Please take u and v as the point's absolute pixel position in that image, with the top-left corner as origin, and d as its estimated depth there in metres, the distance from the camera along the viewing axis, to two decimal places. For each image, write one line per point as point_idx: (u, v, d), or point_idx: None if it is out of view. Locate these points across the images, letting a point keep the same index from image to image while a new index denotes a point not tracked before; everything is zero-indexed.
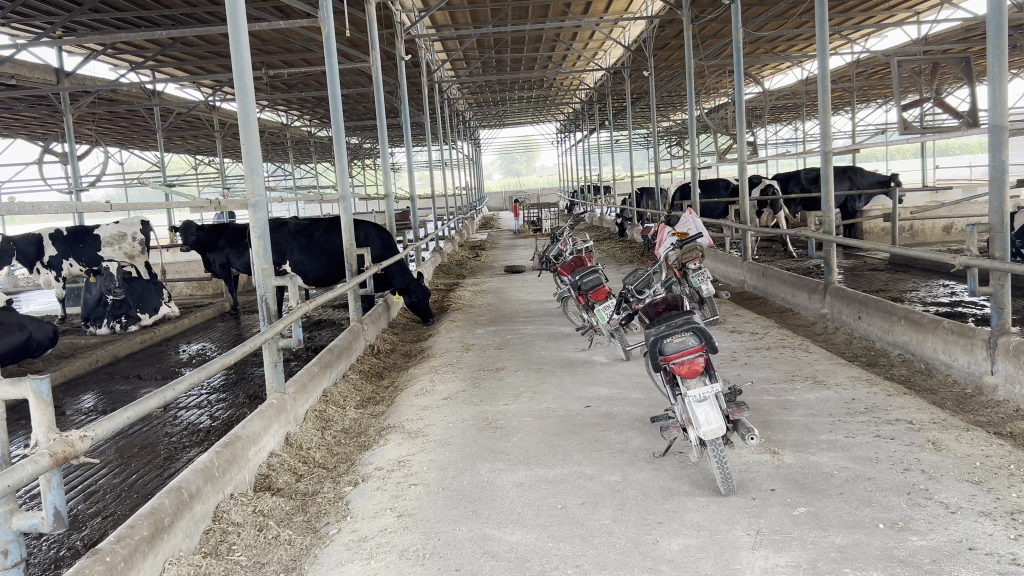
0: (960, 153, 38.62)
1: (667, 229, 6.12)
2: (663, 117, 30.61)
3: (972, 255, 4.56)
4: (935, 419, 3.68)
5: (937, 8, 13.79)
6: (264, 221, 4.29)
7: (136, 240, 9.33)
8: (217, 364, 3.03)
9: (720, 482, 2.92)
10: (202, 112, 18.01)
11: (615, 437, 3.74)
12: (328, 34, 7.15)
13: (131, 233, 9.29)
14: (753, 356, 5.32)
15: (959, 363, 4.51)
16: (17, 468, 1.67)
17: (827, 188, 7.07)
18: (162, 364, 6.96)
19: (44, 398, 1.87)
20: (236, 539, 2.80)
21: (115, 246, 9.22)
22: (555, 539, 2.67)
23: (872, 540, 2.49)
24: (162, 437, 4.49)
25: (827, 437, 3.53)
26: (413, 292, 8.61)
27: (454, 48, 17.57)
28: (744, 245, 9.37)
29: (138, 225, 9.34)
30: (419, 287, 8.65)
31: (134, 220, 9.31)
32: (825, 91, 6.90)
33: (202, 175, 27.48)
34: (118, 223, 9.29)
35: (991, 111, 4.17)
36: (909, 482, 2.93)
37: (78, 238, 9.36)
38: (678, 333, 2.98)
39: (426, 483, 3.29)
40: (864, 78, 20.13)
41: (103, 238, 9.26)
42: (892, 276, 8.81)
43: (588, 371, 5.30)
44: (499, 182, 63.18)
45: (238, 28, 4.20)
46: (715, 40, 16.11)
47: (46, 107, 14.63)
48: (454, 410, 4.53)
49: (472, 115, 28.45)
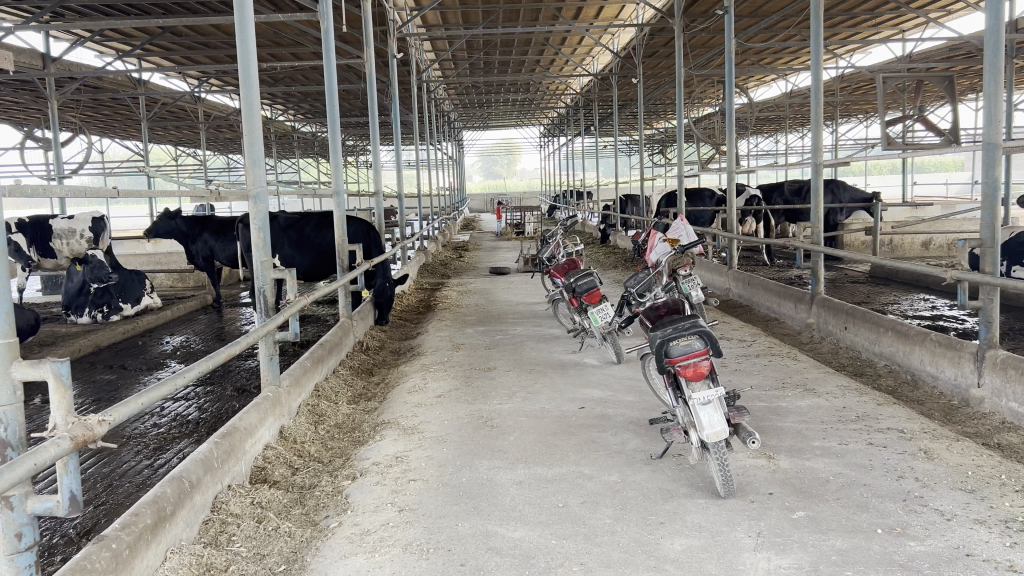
0: (936, 170, 39.94)
1: (656, 236, 5.77)
2: (648, 125, 30.95)
3: (962, 271, 4.61)
4: (925, 428, 3.74)
5: (923, 27, 14.06)
6: (265, 214, 4.25)
7: (85, 237, 9.03)
8: (222, 356, 3.01)
9: (720, 485, 2.95)
10: (188, 103, 17.82)
11: (611, 439, 3.76)
12: (327, 28, 7.04)
13: (81, 229, 9.02)
14: (742, 363, 5.38)
15: (946, 375, 4.59)
16: (39, 451, 1.65)
17: (818, 199, 7.12)
18: (146, 355, 6.89)
19: (63, 381, 1.83)
20: (237, 530, 2.78)
21: (64, 241, 9.02)
22: (559, 536, 2.68)
23: (871, 544, 2.53)
24: (152, 428, 4.42)
25: (821, 444, 3.58)
26: (379, 293, 8.27)
27: (443, 48, 17.63)
28: (730, 254, 9.43)
29: (89, 222, 9.04)
30: (387, 290, 8.34)
31: (86, 216, 9.02)
32: (817, 103, 6.93)
33: (182, 167, 27.18)
34: (70, 218, 9.03)
35: (986, 129, 4.24)
36: (905, 489, 2.98)
37: (39, 227, 9.18)
38: (685, 336, 3.01)
39: (425, 480, 3.28)
40: (847, 92, 20.56)
41: (56, 229, 9.08)
42: (874, 288, 8.93)
43: (580, 373, 5.33)
44: (481, 185, 63.64)
45: (245, 18, 4.13)
46: (703, 49, 16.29)
47: (29, 93, 14.42)
48: (448, 408, 4.53)
49: (458, 116, 28.49)
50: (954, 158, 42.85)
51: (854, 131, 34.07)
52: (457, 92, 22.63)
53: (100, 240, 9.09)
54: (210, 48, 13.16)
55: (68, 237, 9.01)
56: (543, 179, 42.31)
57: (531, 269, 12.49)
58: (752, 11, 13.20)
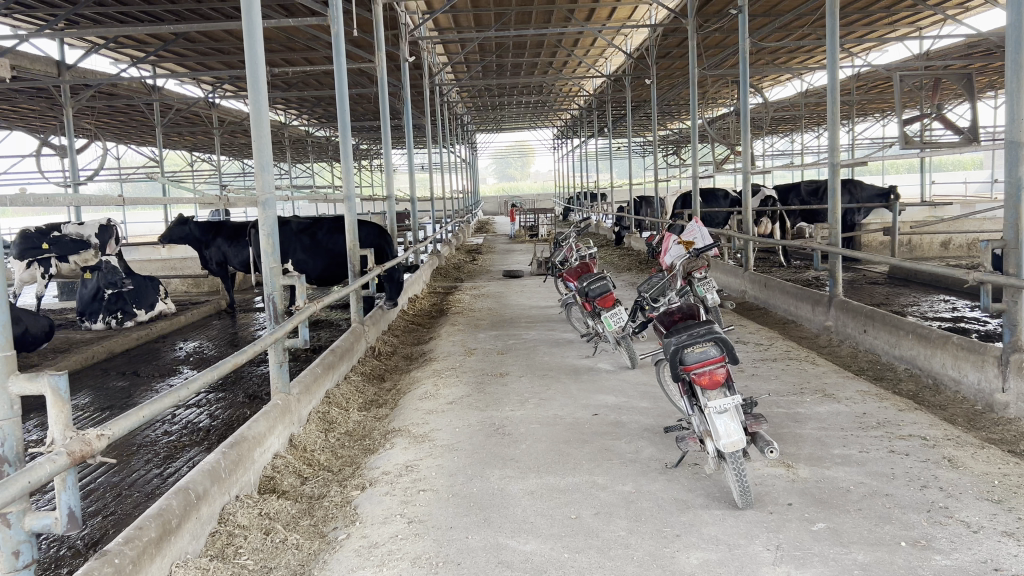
0: (955, 169, 39.71)
1: (673, 237, 5.87)
2: (662, 126, 30.77)
3: (986, 272, 4.48)
4: (949, 435, 3.64)
5: (940, 24, 13.87)
6: (274, 219, 4.20)
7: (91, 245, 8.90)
8: (228, 365, 2.96)
9: (737, 495, 2.87)
10: (202, 108, 17.90)
11: (625, 447, 3.69)
12: (338, 31, 6.98)
13: (88, 236, 8.89)
14: (760, 367, 5.28)
15: (969, 379, 4.47)
16: (33, 468, 1.61)
17: (835, 200, 6.97)
18: (159, 362, 6.88)
19: (61, 395, 1.80)
20: (244, 542, 2.74)
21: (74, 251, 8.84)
22: (572, 549, 2.61)
23: (895, 558, 2.45)
24: (162, 436, 4.40)
25: (841, 452, 3.49)
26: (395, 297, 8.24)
27: (456, 51, 17.63)
28: (746, 255, 9.30)
29: (97, 229, 8.93)
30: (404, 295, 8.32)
31: (94, 222, 8.92)
32: (833, 102, 6.79)
33: (199, 172, 27.41)
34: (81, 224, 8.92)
35: (1008, 127, 4.11)
36: (929, 500, 2.89)
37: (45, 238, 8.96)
38: (700, 343, 2.95)
39: (436, 489, 3.22)
40: (864, 91, 20.34)
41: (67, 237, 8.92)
42: (894, 290, 8.79)
43: (594, 379, 5.26)
44: (494, 187, 63.57)
45: (254, 22, 4.08)
46: (717, 50, 16.18)
47: (46, 101, 14.56)
48: (460, 415, 4.47)
49: (471, 118, 28.53)
50: (971, 156, 42.64)
51: (870, 130, 33.88)
52: (470, 95, 22.65)
53: (107, 247, 8.97)
54: (223, 53, 13.16)
55: (80, 248, 8.85)
56: (558, 181, 42.26)
57: (545, 272, 12.43)
58: (766, 11, 13.07)
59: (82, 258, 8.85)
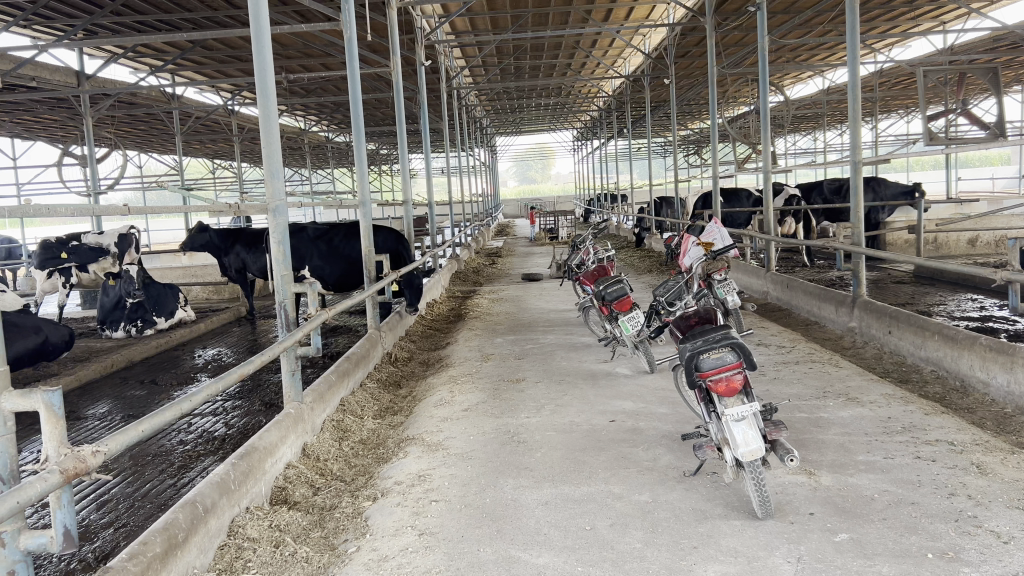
0: (983, 165, 38.92)
1: (691, 238, 5.79)
2: (682, 126, 30.54)
3: (1014, 271, 4.34)
4: (978, 440, 3.50)
5: (965, 17, 13.59)
6: (284, 227, 4.17)
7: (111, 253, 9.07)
8: (236, 375, 2.92)
9: (757, 505, 2.77)
10: (220, 116, 18.03)
11: (642, 454, 3.60)
12: (350, 37, 6.95)
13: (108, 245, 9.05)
14: (781, 371, 5.17)
15: (999, 381, 4.32)
16: (25, 486, 1.57)
17: (858, 198, 6.81)
18: (177, 370, 6.91)
19: (55, 411, 1.78)
20: (252, 555, 2.69)
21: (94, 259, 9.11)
22: (585, 563, 2.54)
23: (921, 571, 2.34)
24: (178, 445, 4.40)
25: (865, 458, 3.38)
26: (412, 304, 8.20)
27: (473, 54, 17.64)
28: (768, 255, 9.14)
29: (115, 239, 9.02)
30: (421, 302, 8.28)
31: (113, 233, 9.00)
32: (854, 98, 6.63)
33: (220, 179, 27.70)
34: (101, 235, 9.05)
35: None
36: (956, 508, 2.77)
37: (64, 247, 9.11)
38: (716, 349, 2.86)
39: (447, 500, 3.17)
40: (888, 87, 20.01)
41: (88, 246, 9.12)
42: (920, 289, 8.58)
43: (612, 384, 5.17)
44: (514, 190, 63.50)
45: (262, 29, 4.06)
46: (737, 48, 16.02)
47: (68, 111, 14.75)
48: (474, 422, 4.41)
49: (490, 121, 28.52)
50: (1000, 152, 41.72)
51: (894, 127, 33.35)
52: (488, 99, 22.64)
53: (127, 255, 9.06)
54: (241, 61, 13.25)
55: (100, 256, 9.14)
56: (577, 183, 42.14)
57: (563, 276, 12.35)
58: (785, 8, 12.89)
59: (101, 266, 9.14)
